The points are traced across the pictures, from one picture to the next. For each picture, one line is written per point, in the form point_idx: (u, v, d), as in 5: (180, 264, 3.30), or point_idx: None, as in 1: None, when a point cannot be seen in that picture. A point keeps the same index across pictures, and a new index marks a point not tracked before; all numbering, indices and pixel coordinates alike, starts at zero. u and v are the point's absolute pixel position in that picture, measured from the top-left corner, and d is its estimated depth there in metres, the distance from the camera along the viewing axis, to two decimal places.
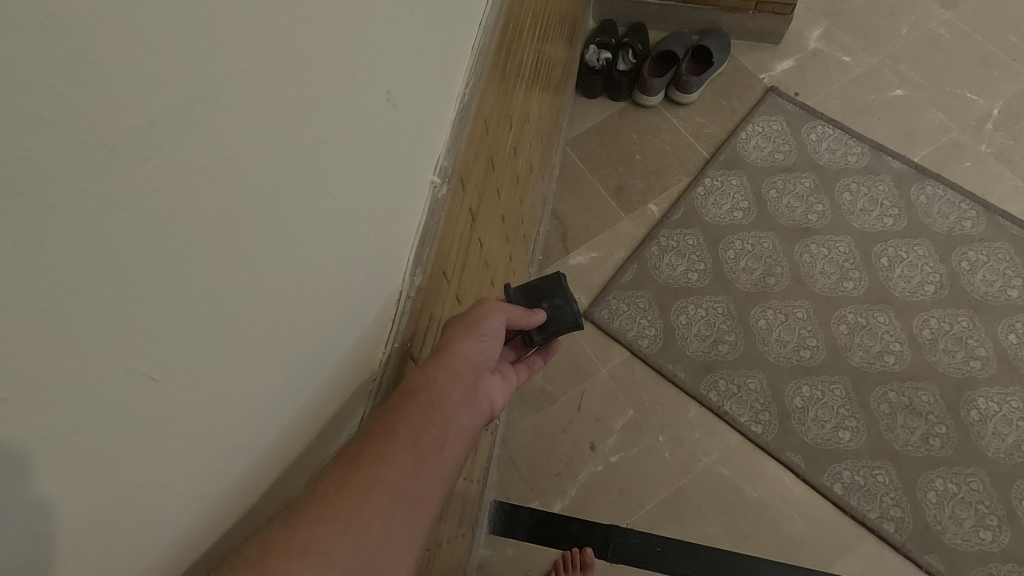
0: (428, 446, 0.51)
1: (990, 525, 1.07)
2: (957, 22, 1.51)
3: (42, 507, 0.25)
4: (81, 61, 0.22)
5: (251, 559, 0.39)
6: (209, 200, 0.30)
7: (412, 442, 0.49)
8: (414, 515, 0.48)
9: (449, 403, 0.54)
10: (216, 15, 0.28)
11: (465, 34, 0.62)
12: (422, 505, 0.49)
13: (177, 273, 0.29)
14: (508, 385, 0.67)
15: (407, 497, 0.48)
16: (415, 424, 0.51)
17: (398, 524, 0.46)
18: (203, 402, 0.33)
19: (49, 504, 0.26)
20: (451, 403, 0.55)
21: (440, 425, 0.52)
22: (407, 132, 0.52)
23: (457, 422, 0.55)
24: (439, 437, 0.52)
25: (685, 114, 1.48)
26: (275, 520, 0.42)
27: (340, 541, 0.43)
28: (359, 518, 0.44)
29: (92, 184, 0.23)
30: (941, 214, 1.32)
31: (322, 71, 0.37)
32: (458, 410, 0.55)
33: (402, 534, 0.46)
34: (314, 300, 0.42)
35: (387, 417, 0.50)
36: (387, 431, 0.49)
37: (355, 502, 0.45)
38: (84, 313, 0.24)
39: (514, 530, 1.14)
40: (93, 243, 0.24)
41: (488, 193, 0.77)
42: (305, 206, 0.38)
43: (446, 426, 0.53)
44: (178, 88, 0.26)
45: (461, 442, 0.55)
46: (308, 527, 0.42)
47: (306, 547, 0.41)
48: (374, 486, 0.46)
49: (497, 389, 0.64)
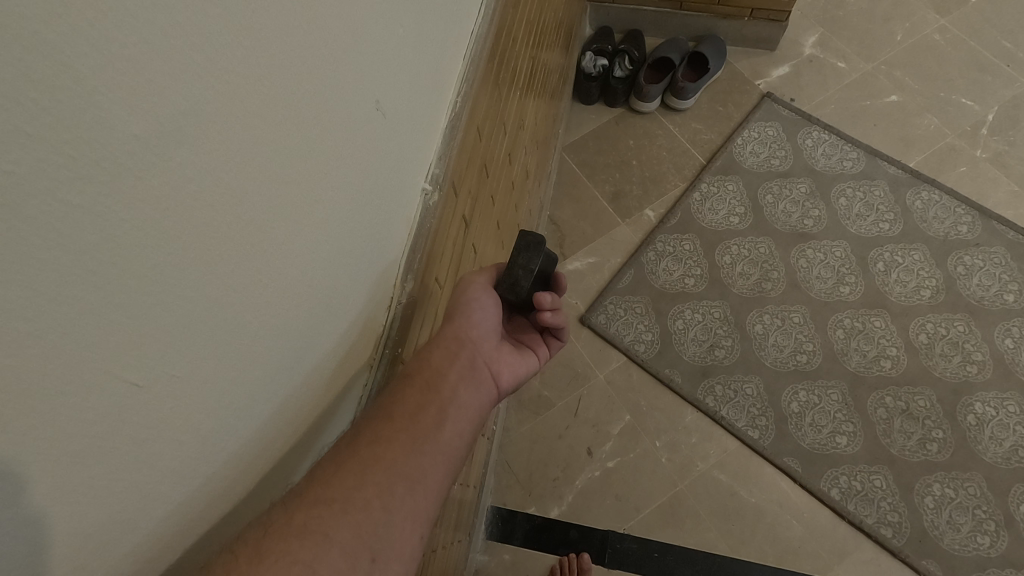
0: (427, 424, 0.52)
1: (987, 530, 1.07)
2: (952, 28, 1.52)
3: (30, 516, 0.26)
4: (62, 77, 0.22)
5: (251, 541, 0.40)
6: (196, 212, 0.30)
7: (410, 422, 0.51)
8: (416, 494, 0.48)
9: (448, 384, 0.56)
10: (202, 34, 0.28)
11: (455, 45, 0.63)
12: (424, 482, 0.49)
13: (164, 282, 0.29)
14: (521, 363, 0.67)
15: (408, 475, 0.48)
16: (412, 407, 0.52)
17: (400, 502, 0.46)
18: (189, 409, 0.34)
19: (37, 512, 0.26)
20: (451, 384, 0.56)
21: (438, 404, 0.54)
22: (396, 142, 0.53)
23: (457, 403, 0.56)
24: (438, 414, 0.53)
25: (681, 121, 1.49)
26: (277, 506, 0.43)
27: (339, 519, 0.43)
28: (358, 497, 0.45)
29: (78, 199, 0.24)
30: (937, 218, 1.32)
31: (307, 89, 0.38)
32: (456, 391, 0.57)
33: (404, 512, 0.46)
34: (302, 307, 0.43)
35: (384, 403, 0.52)
36: (384, 415, 0.51)
37: (353, 483, 0.45)
38: (70, 324, 0.25)
39: (511, 536, 1.14)
40: (77, 256, 0.24)
41: (482, 199, 0.78)
42: (291, 219, 0.39)
43: (446, 404, 0.55)
44: (164, 103, 0.27)
45: (464, 420, 0.56)
46: (306, 509, 0.42)
47: (304, 526, 0.41)
48: (373, 466, 0.47)
49: (506, 363, 0.65)
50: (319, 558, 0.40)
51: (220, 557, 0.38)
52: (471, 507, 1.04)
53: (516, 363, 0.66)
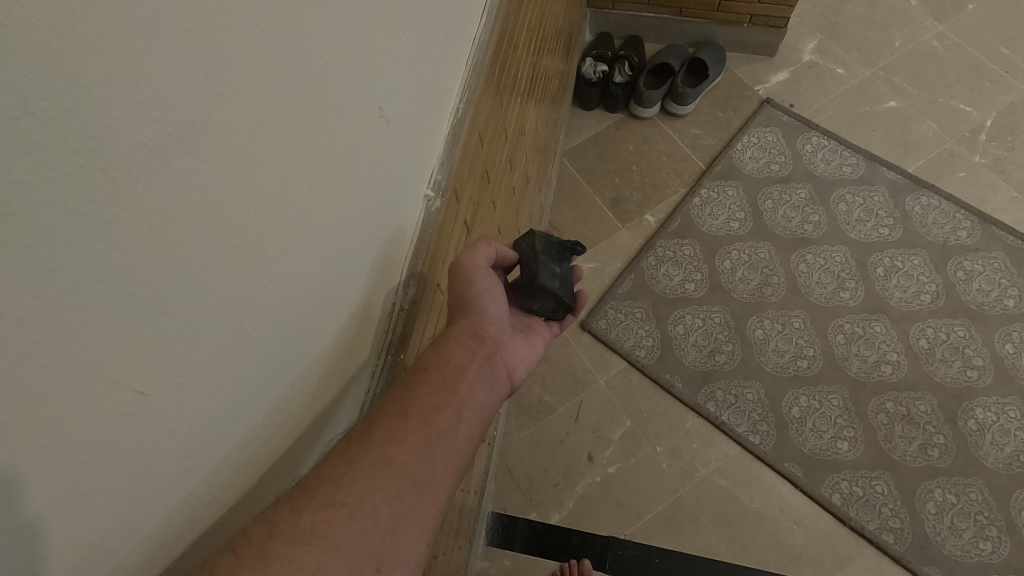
0: (440, 426, 0.52)
1: (990, 536, 1.07)
2: (950, 35, 1.53)
3: (27, 533, 0.25)
4: (72, 88, 0.22)
5: (254, 543, 0.39)
6: (201, 218, 0.30)
7: (423, 422, 0.51)
8: (425, 499, 0.48)
9: (462, 383, 0.57)
10: (208, 43, 0.29)
11: (456, 51, 0.64)
12: (434, 487, 0.49)
13: (169, 288, 0.29)
14: (530, 352, 0.68)
15: (417, 480, 0.48)
16: (426, 407, 0.52)
17: (409, 508, 0.46)
18: (193, 416, 0.34)
19: (34, 528, 0.26)
20: (465, 384, 0.57)
21: (452, 405, 0.55)
22: (398, 147, 0.53)
23: (471, 404, 0.57)
24: (453, 416, 0.54)
25: (681, 126, 1.49)
26: (281, 503, 0.43)
27: (347, 525, 0.43)
28: (365, 503, 0.45)
29: (87, 208, 0.24)
30: (937, 223, 1.32)
31: (310, 102, 0.38)
32: (471, 392, 0.57)
33: (411, 520, 0.46)
34: (303, 315, 0.43)
35: (396, 399, 0.52)
36: (397, 412, 0.51)
37: (362, 486, 0.45)
38: (75, 334, 0.25)
39: (511, 542, 1.13)
40: (84, 267, 0.24)
41: (483, 205, 0.78)
42: (294, 231, 0.39)
43: (460, 406, 0.55)
44: (172, 112, 0.27)
45: (475, 421, 0.56)
46: (313, 512, 0.42)
47: (311, 530, 0.41)
48: (382, 469, 0.47)
49: (519, 356, 0.66)
50: (326, 565, 0.40)
51: (222, 558, 0.38)
52: (472, 513, 1.04)
53: (529, 355, 0.68)
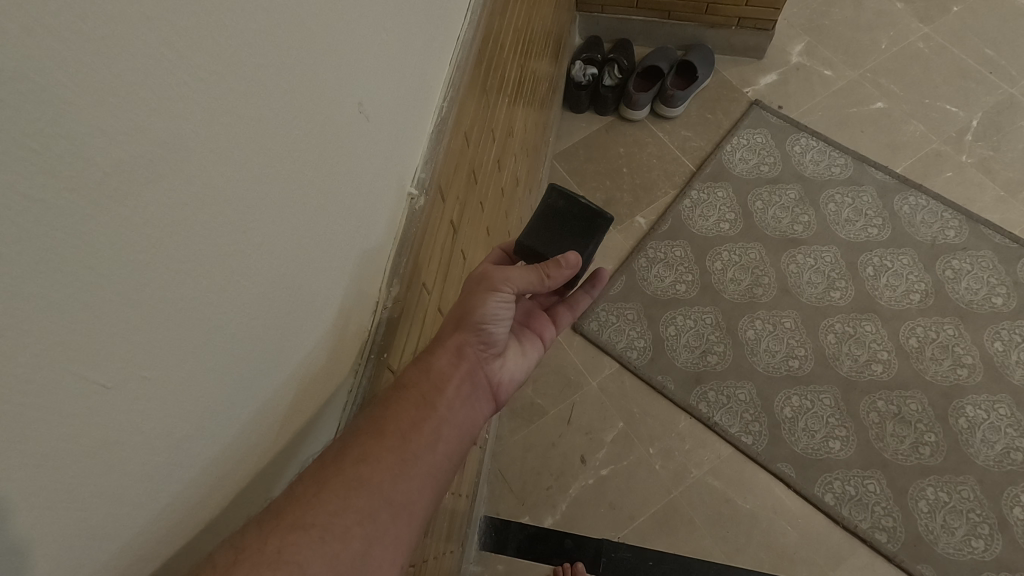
0: (419, 444, 0.53)
1: (981, 534, 1.07)
2: (936, 36, 1.54)
3: None
4: (25, 71, 0.22)
5: (220, 568, 0.38)
6: (169, 208, 0.30)
7: (401, 441, 0.51)
8: (400, 520, 0.49)
9: (442, 401, 0.57)
10: (173, 33, 0.28)
11: (440, 48, 0.63)
12: (410, 510, 0.50)
13: (130, 280, 0.29)
14: (519, 366, 0.69)
15: (392, 501, 0.48)
16: (405, 424, 0.53)
17: (382, 530, 0.47)
18: (160, 410, 0.33)
19: None
20: (446, 400, 0.58)
21: (431, 422, 0.55)
22: (379, 142, 0.52)
23: (451, 422, 0.57)
24: (433, 435, 0.54)
25: (671, 128, 1.50)
26: (251, 526, 0.42)
27: (315, 549, 0.43)
28: (334, 524, 0.44)
29: (41, 193, 0.23)
30: (924, 223, 1.33)
31: (281, 98, 0.37)
32: (453, 410, 0.58)
33: (384, 541, 0.47)
34: (278, 313, 0.42)
35: (374, 417, 0.52)
36: (375, 428, 0.51)
37: (334, 507, 0.45)
38: (26, 324, 0.24)
39: (504, 546, 1.12)
40: (38, 251, 0.24)
41: (471, 203, 0.77)
42: (266, 227, 0.38)
43: (440, 423, 0.56)
44: (134, 96, 0.26)
45: (455, 440, 0.57)
46: (281, 535, 0.42)
47: (278, 554, 0.41)
48: (357, 490, 0.47)
49: (505, 370, 0.67)
50: None
51: None
52: (463, 516, 1.03)
53: (515, 369, 0.69)
